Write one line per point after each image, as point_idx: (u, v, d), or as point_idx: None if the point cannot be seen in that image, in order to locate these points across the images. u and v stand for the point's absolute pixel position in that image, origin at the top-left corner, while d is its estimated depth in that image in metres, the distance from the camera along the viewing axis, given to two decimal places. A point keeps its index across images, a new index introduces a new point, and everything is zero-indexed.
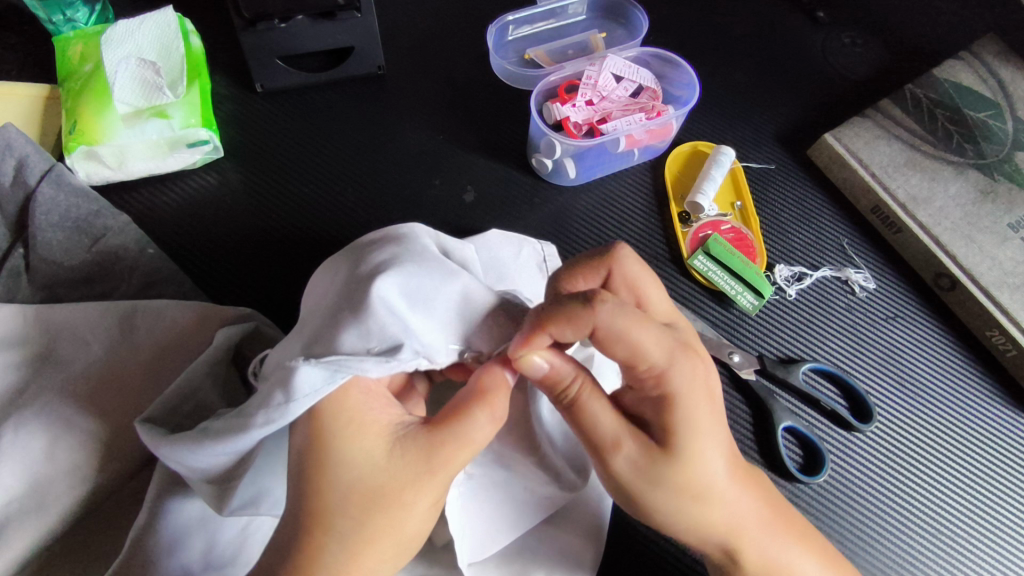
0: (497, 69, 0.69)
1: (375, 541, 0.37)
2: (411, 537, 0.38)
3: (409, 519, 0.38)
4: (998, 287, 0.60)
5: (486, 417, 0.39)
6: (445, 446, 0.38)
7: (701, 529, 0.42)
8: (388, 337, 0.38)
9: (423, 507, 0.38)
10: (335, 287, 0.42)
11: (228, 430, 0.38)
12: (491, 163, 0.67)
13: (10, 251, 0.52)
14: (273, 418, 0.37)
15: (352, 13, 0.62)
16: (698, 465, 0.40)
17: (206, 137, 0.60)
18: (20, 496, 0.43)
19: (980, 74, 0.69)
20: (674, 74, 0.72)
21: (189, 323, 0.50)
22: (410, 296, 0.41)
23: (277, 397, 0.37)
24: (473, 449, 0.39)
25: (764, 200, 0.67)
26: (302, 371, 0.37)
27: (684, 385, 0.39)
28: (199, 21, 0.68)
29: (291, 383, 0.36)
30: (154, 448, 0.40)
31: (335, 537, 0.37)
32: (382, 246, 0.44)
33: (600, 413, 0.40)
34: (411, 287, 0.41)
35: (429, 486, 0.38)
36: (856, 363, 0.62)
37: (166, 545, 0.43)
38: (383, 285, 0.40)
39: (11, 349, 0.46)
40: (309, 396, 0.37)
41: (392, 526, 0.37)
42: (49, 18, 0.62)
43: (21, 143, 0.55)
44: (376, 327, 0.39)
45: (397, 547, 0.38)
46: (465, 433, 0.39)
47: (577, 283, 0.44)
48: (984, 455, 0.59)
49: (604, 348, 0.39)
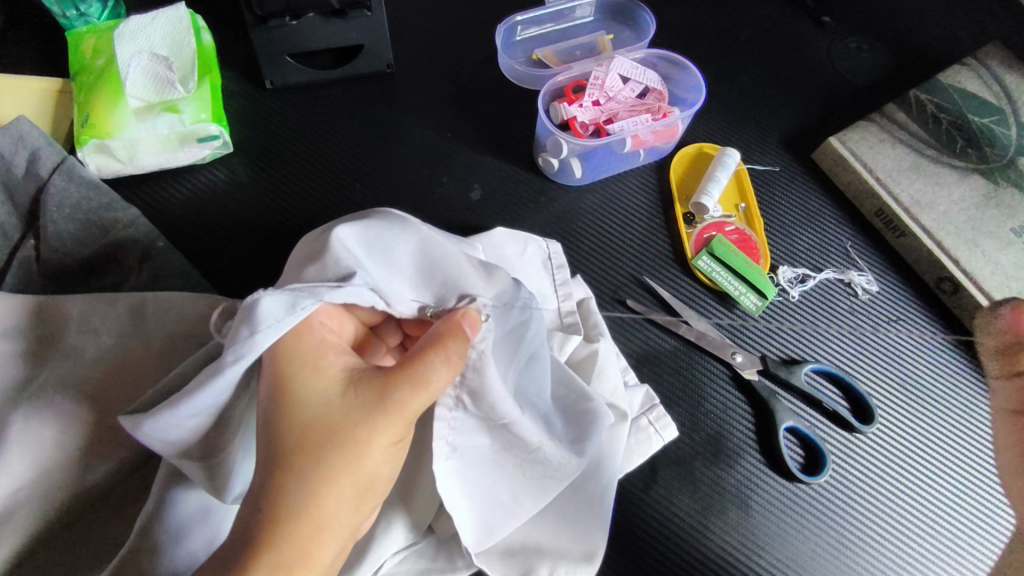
0: (506, 69, 0.70)
1: (338, 477, 0.38)
2: (370, 479, 0.39)
3: (366, 456, 0.39)
4: (1001, 291, 0.61)
5: (440, 359, 0.39)
6: (401, 387, 0.39)
7: None
8: (344, 268, 0.40)
9: (381, 445, 0.39)
10: (300, 247, 0.44)
11: (204, 381, 0.37)
12: (497, 161, 0.67)
13: (21, 242, 0.53)
14: (242, 352, 0.36)
15: (362, 11, 0.63)
16: None
17: (216, 132, 0.61)
18: (30, 483, 0.44)
19: (985, 80, 0.69)
20: (680, 76, 0.72)
21: (197, 314, 0.50)
22: (370, 246, 0.43)
23: (241, 332, 0.35)
24: (431, 393, 0.39)
25: (768, 202, 0.68)
26: (264, 302, 0.36)
27: None
28: (210, 18, 0.69)
29: (253, 314, 0.35)
30: (135, 427, 0.38)
31: (297, 474, 0.37)
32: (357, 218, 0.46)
33: None
34: (371, 237, 0.43)
35: (384, 425, 0.39)
36: (859, 365, 0.62)
37: (173, 532, 0.43)
38: (343, 231, 0.42)
39: (23, 339, 0.47)
40: (274, 326, 0.36)
41: (349, 468, 0.38)
42: (63, 13, 0.62)
43: (33, 135, 0.55)
44: (333, 260, 0.40)
45: (357, 487, 0.39)
46: (420, 376, 0.39)
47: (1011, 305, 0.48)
48: (986, 458, 0.60)
49: None
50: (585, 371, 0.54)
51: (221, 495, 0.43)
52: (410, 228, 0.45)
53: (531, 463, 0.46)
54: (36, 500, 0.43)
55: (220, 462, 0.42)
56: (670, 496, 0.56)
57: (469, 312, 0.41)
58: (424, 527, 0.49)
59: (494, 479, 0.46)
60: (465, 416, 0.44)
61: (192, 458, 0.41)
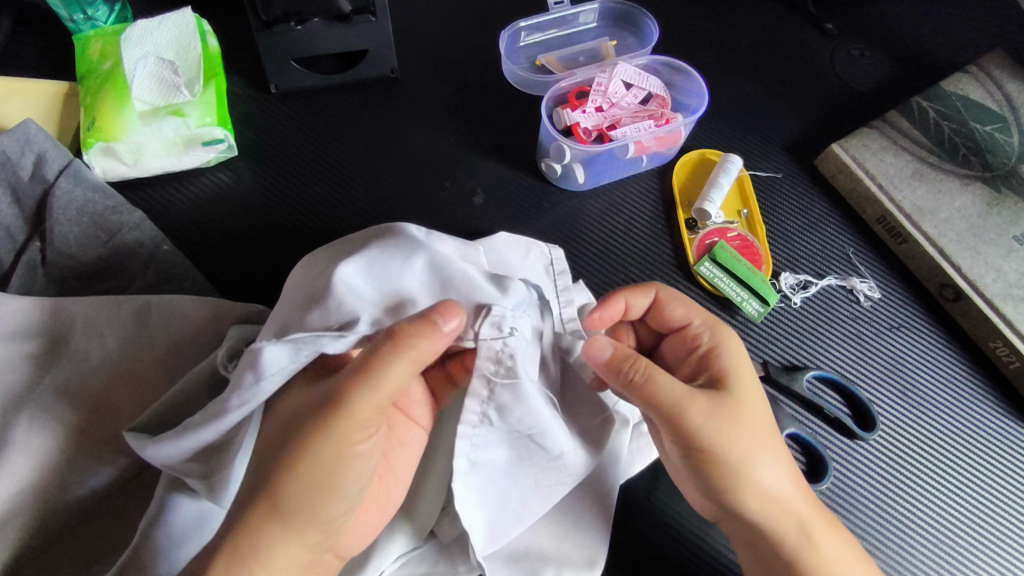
0: (509, 75, 0.70)
1: (329, 495, 0.38)
2: (341, 482, 0.38)
3: (328, 459, 0.37)
4: (1002, 298, 0.61)
5: (386, 344, 0.37)
6: (351, 379, 0.37)
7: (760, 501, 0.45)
8: (346, 312, 0.40)
9: (339, 449, 0.38)
10: (308, 277, 0.44)
11: (208, 417, 0.39)
12: (501, 166, 0.67)
13: (27, 245, 0.53)
14: (246, 399, 0.38)
15: (367, 17, 0.63)
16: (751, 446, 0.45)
17: (221, 135, 0.61)
18: (34, 485, 0.44)
19: (987, 87, 0.69)
20: (683, 82, 0.72)
21: (202, 317, 0.50)
22: (372, 280, 0.43)
23: (246, 378, 0.37)
24: (381, 379, 0.37)
25: (769, 208, 0.68)
26: (268, 351, 0.37)
27: (731, 346, 0.48)
28: (216, 22, 0.69)
29: (258, 363, 0.37)
30: (142, 448, 0.40)
31: (285, 480, 0.37)
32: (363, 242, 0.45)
33: (671, 381, 0.44)
34: (373, 273, 0.43)
35: (343, 424, 0.37)
36: (860, 372, 0.62)
37: (176, 534, 0.44)
38: (344, 269, 0.42)
39: (28, 340, 0.47)
40: (276, 374, 0.38)
41: (319, 469, 0.37)
42: (70, 17, 0.63)
43: (40, 138, 0.55)
44: (336, 304, 0.41)
45: (327, 491, 0.38)
46: (371, 364, 0.37)
47: (635, 298, 0.49)
48: (988, 465, 0.60)
49: (664, 311, 0.50)
50: None
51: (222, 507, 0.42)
52: (415, 252, 0.44)
53: (543, 471, 0.47)
54: (39, 502, 0.44)
55: (215, 479, 0.41)
56: (672, 501, 0.56)
57: (435, 309, 0.39)
58: (426, 532, 0.49)
59: (505, 488, 0.46)
60: (489, 429, 0.44)
61: (192, 476, 0.41)
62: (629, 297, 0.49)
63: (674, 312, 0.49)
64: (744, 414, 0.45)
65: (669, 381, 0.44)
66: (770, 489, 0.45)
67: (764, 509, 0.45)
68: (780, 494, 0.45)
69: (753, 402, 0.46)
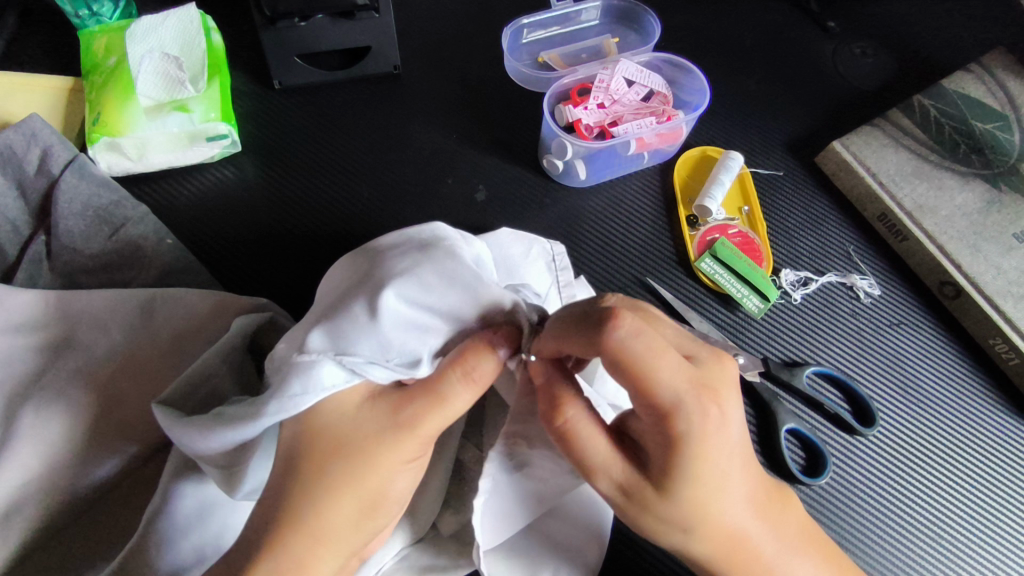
0: (512, 71, 0.71)
1: (382, 510, 0.39)
2: (395, 498, 0.40)
3: (377, 472, 0.38)
4: (1002, 296, 0.61)
5: (459, 377, 0.39)
6: (418, 400, 0.39)
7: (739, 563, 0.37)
8: (409, 351, 0.40)
9: (390, 460, 0.39)
10: (351, 285, 0.43)
11: (241, 416, 0.38)
12: (503, 162, 0.68)
13: (32, 238, 0.54)
14: (285, 408, 0.37)
15: (370, 13, 0.64)
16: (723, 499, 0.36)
17: (225, 131, 0.62)
18: (39, 476, 0.44)
19: (988, 86, 0.69)
20: (685, 80, 0.73)
21: (206, 311, 0.50)
22: (428, 308, 0.41)
23: (293, 388, 0.38)
24: (448, 408, 0.39)
25: (771, 205, 0.68)
26: (324, 369, 0.38)
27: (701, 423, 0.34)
28: (220, 19, 0.70)
29: (310, 377, 0.38)
30: (167, 430, 0.41)
31: (345, 496, 0.38)
32: (403, 252, 0.43)
33: (588, 444, 0.38)
34: (430, 300, 0.41)
35: (406, 442, 0.39)
36: (860, 367, 0.62)
37: (179, 525, 0.44)
38: (389, 298, 0.40)
39: (33, 333, 0.47)
40: (326, 391, 0.38)
41: (379, 486, 0.39)
42: (75, 13, 0.63)
43: (45, 133, 0.56)
44: (396, 341, 0.40)
45: (365, 502, 0.38)
46: (437, 389, 0.39)
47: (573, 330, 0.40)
48: (987, 461, 0.60)
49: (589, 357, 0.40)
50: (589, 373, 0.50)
51: (232, 491, 0.42)
52: (467, 276, 0.42)
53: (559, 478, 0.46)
54: (44, 493, 0.44)
55: (236, 466, 0.41)
56: None
57: (495, 337, 0.41)
58: (428, 526, 0.49)
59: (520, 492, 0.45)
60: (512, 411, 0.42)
61: (211, 463, 0.41)
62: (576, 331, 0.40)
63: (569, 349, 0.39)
64: (683, 496, 0.35)
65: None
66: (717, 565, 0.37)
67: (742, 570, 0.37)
68: (737, 559, 0.37)
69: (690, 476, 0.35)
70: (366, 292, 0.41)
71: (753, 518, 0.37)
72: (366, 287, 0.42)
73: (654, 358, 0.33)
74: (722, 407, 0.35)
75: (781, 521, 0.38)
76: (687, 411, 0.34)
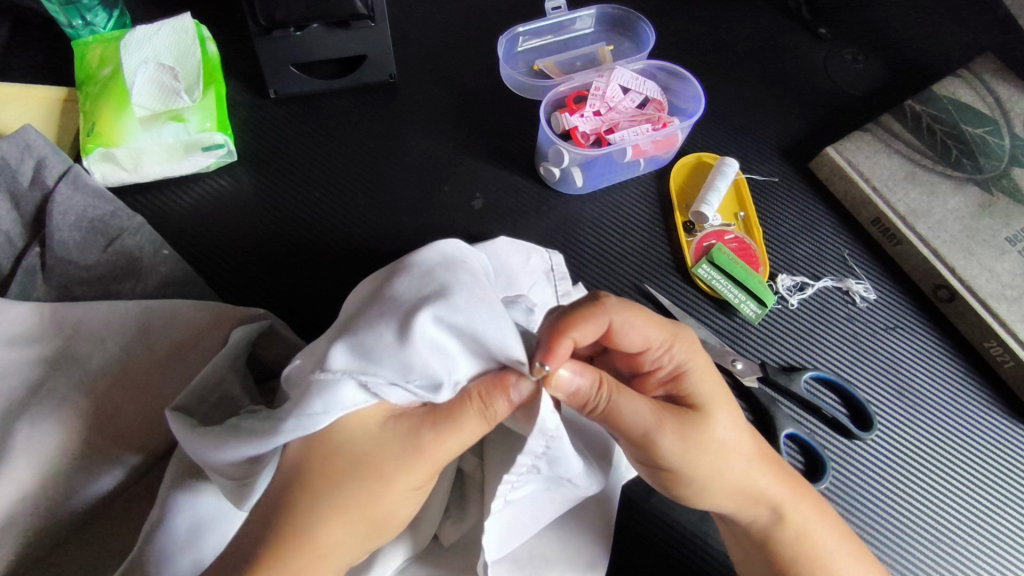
0: (507, 79, 0.71)
1: (388, 530, 0.40)
2: (397, 522, 0.40)
3: (386, 494, 0.39)
4: (996, 299, 0.62)
5: (476, 412, 0.39)
6: (440, 427, 0.39)
7: (743, 491, 0.45)
8: (432, 374, 0.39)
9: (405, 485, 0.39)
10: (373, 300, 0.42)
11: (258, 432, 0.38)
12: (500, 170, 0.68)
13: (27, 250, 0.53)
14: (305, 425, 0.38)
15: (366, 22, 0.64)
16: (728, 424, 0.44)
17: (221, 141, 0.62)
18: (34, 491, 0.44)
19: (978, 91, 0.70)
20: (680, 87, 0.73)
21: (203, 323, 0.50)
22: (452, 326, 0.40)
23: (314, 407, 0.37)
24: (467, 439, 0.40)
25: (766, 211, 0.69)
26: (346, 389, 0.38)
27: (690, 354, 0.46)
28: (216, 28, 0.70)
29: (330, 395, 0.38)
30: (180, 438, 0.41)
31: (345, 513, 0.38)
32: (427, 269, 0.43)
33: (633, 404, 0.42)
34: (456, 321, 0.40)
35: (412, 469, 0.39)
36: (856, 371, 0.63)
37: (179, 539, 0.43)
38: (426, 319, 0.39)
39: (30, 346, 0.47)
40: (345, 409, 0.38)
41: (385, 508, 0.39)
42: (69, 23, 0.63)
43: (40, 144, 0.56)
44: (419, 363, 0.39)
45: (372, 519, 0.39)
46: (452, 419, 0.39)
47: (584, 330, 0.42)
48: (990, 445, 0.61)
49: (620, 336, 0.45)
50: None
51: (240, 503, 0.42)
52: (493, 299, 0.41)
53: (563, 492, 0.45)
54: (37, 509, 0.43)
55: (249, 478, 0.41)
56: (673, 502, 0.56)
57: (523, 375, 0.39)
58: (429, 537, 0.48)
59: (524, 509, 0.45)
60: (563, 439, 0.40)
61: (223, 474, 0.41)
62: (577, 332, 0.42)
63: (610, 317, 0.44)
64: (705, 424, 0.44)
65: (626, 357, 0.48)
66: (731, 501, 0.45)
67: (743, 501, 0.45)
68: (745, 492, 0.45)
69: (713, 404, 0.45)
70: (393, 308, 0.40)
71: (749, 459, 0.45)
72: (389, 302, 0.41)
73: (642, 316, 0.45)
74: (700, 348, 0.48)
75: (771, 453, 0.47)
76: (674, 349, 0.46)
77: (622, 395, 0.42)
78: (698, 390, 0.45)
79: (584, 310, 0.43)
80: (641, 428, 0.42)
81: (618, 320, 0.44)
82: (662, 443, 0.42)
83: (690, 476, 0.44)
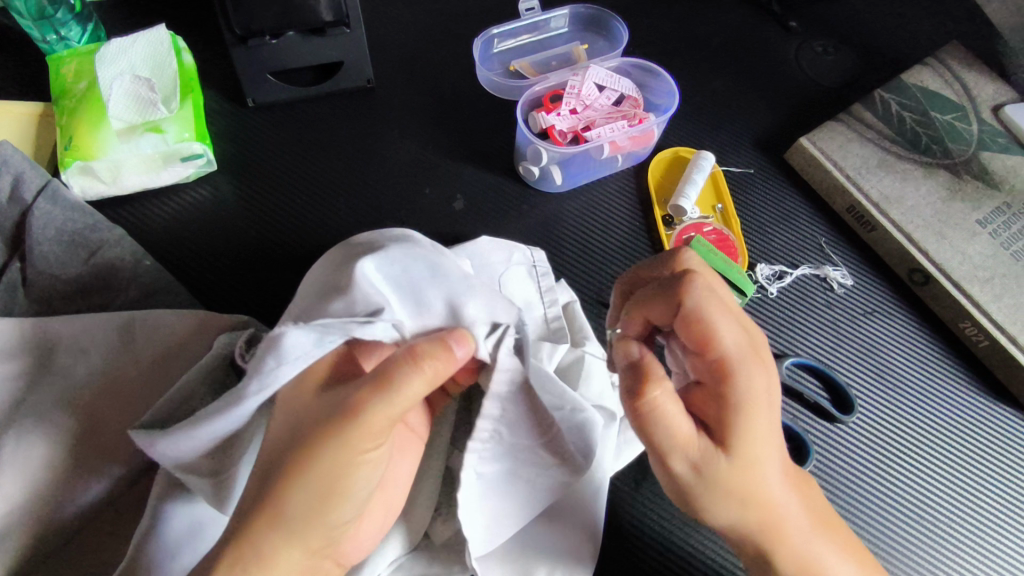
0: (484, 81, 0.72)
1: (342, 502, 0.38)
2: (351, 490, 0.38)
3: (330, 458, 0.37)
4: (969, 281, 0.63)
5: (407, 362, 0.37)
6: (368, 383, 0.37)
7: (761, 524, 0.42)
8: (371, 307, 0.40)
9: (342, 446, 0.37)
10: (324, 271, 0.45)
11: (223, 406, 0.38)
12: (479, 171, 0.69)
13: (6, 266, 0.53)
14: (266, 384, 0.37)
15: (341, 28, 0.64)
16: (762, 468, 0.40)
17: (200, 151, 0.62)
18: (20, 506, 0.44)
19: (946, 79, 0.72)
20: (654, 83, 0.74)
21: (186, 331, 0.50)
22: (390, 275, 0.43)
23: (268, 363, 0.37)
24: (395, 392, 0.37)
25: (744, 202, 0.70)
26: (290, 336, 0.37)
27: (754, 389, 0.40)
28: (192, 39, 0.70)
29: (280, 347, 0.37)
30: (144, 446, 0.41)
31: (301, 485, 0.37)
32: (374, 239, 0.47)
33: (671, 418, 0.39)
34: (394, 269, 0.43)
35: (353, 433, 0.37)
36: (838, 356, 0.64)
37: (170, 546, 0.44)
38: (365, 265, 0.42)
39: (12, 361, 0.47)
40: (299, 359, 0.38)
41: (333, 476, 0.37)
42: (43, 38, 0.63)
43: (17, 159, 0.56)
44: (361, 303, 0.40)
45: (323, 492, 0.37)
46: (385, 370, 0.37)
47: (655, 311, 0.43)
48: (970, 437, 0.62)
49: (690, 333, 0.41)
50: (573, 376, 0.54)
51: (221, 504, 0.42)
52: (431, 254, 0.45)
53: (536, 469, 0.45)
54: (25, 523, 0.43)
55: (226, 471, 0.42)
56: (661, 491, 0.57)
57: (460, 337, 0.39)
58: (420, 535, 0.49)
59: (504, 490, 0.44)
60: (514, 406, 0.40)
61: (201, 472, 0.42)
62: (646, 311, 0.43)
63: (687, 308, 0.40)
64: (737, 467, 0.39)
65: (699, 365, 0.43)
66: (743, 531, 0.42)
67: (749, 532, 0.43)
68: (763, 529, 0.42)
69: (759, 450, 0.40)
70: (339, 267, 0.43)
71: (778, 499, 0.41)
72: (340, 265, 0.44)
73: (721, 323, 0.40)
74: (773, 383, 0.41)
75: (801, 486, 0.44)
76: (739, 377, 0.40)
77: (663, 403, 0.38)
78: (750, 434, 0.40)
79: (658, 292, 0.42)
80: (665, 441, 0.39)
81: (692, 314, 0.40)
82: (679, 464, 0.40)
83: (701, 501, 0.41)
